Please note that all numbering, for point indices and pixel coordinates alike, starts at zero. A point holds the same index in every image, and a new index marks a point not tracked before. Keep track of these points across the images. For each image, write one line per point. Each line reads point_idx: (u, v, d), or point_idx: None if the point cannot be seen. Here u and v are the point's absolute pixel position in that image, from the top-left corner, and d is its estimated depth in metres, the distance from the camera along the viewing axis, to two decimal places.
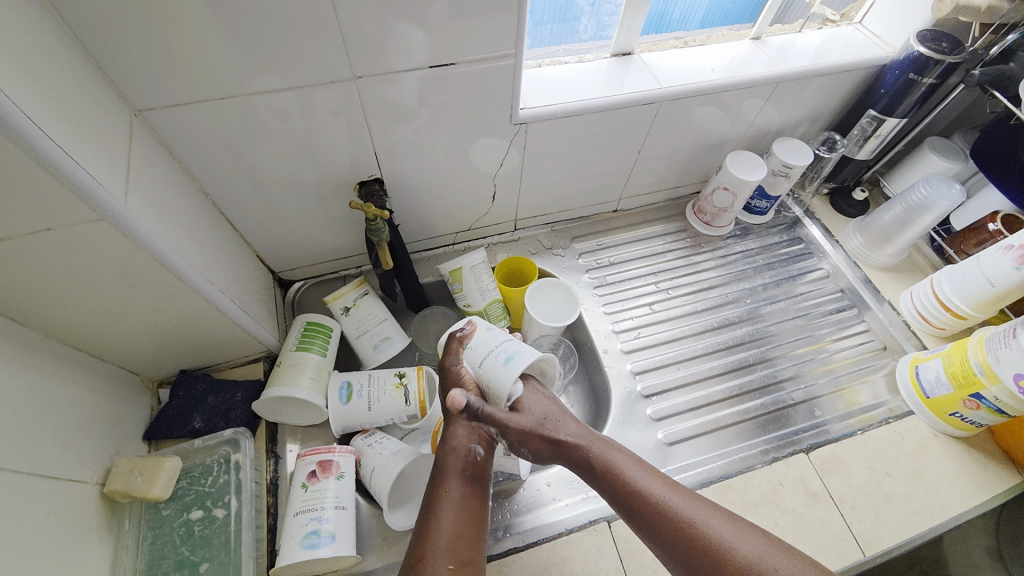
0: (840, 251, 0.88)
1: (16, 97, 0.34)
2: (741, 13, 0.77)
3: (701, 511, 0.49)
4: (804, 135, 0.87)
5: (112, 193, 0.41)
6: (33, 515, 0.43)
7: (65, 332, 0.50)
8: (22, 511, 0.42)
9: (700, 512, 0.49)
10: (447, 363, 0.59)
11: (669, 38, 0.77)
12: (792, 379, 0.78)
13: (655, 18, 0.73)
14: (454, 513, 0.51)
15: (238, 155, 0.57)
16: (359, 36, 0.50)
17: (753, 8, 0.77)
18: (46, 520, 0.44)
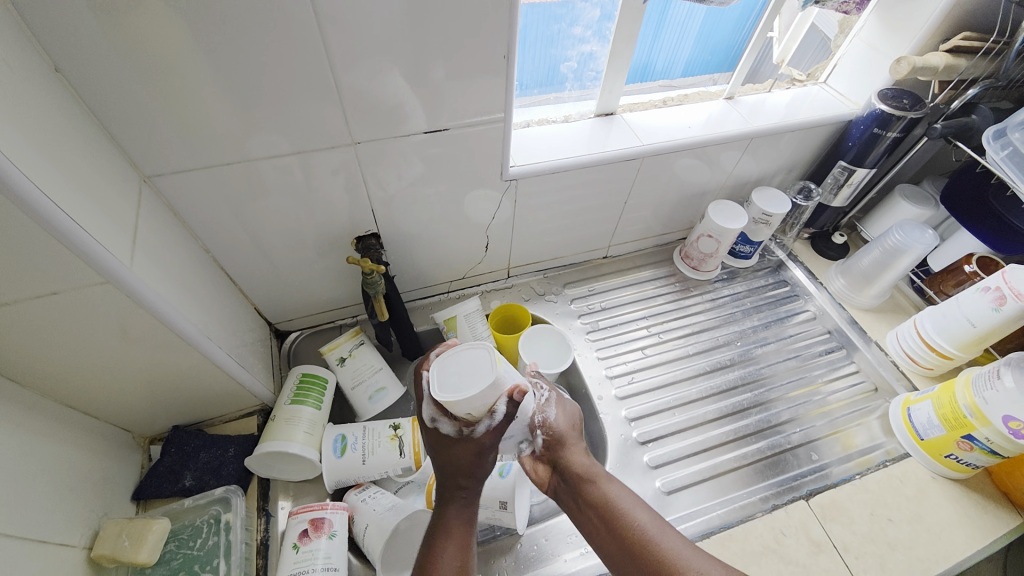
0: (824, 292, 0.91)
1: (39, 174, 0.36)
2: (720, 64, 0.84)
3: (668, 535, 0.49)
4: (781, 184, 0.92)
5: (119, 256, 0.43)
6: None
7: (62, 391, 0.51)
8: None
9: (666, 531, 0.50)
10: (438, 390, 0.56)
11: (656, 86, 0.84)
12: (789, 423, 0.78)
13: (640, 69, 0.80)
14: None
15: (240, 215, 0.59)
16: (358, 105, 0.54)
17: (731, 59, 0.84)
18: None
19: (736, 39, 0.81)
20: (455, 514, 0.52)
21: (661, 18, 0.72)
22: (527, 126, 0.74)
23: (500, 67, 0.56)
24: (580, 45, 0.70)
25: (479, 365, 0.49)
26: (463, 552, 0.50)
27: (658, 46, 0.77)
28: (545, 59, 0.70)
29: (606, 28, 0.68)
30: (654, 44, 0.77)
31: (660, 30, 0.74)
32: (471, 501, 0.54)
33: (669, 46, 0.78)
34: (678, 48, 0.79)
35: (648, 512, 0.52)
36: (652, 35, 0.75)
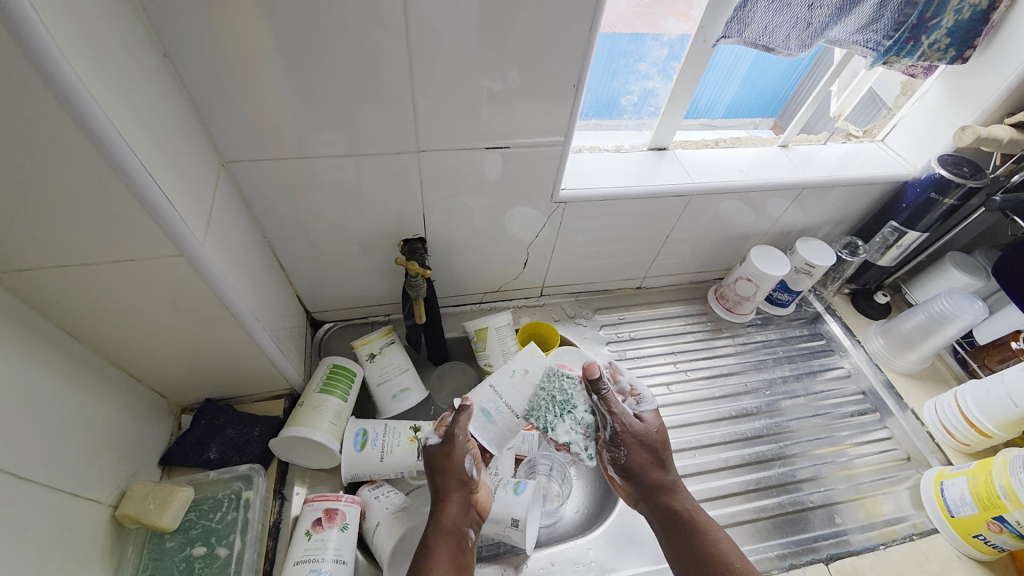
0: (861, 350, 0.89)
1: (139, 148, 0.39)
2: (763, 108, 0.85)
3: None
4: (826, 237, 0.91)
5: (194, 232, 0.45)
6: (48, 531, 0.43)
7: (115, 351, 0.53)
8: (40, 526, 0.42)
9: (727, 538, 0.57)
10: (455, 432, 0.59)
11: (697, 125, 0.84)
12: (811, 481, 0.76)
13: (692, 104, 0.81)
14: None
15: (299, 204, 0.62)
16: (427, 114, 0.56)
17: (775, 105, 0.85)
18: (58, 537, 0.44)
19: (783, 87, 0.82)
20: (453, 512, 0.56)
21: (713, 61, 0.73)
22: (579, 152, 0.76)
23: (567, 94, 0.57)
24: (643, 81, 0.71)
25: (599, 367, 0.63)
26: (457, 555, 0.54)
27: (705, 86, 0.77)
28: (607, 90, 0.72)
29: (671, 67, 0.69)
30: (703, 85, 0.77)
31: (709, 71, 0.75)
32: (467, 507, 0.58)
33: (716, 86, 0.78)
34: (723, 91, 0.80)
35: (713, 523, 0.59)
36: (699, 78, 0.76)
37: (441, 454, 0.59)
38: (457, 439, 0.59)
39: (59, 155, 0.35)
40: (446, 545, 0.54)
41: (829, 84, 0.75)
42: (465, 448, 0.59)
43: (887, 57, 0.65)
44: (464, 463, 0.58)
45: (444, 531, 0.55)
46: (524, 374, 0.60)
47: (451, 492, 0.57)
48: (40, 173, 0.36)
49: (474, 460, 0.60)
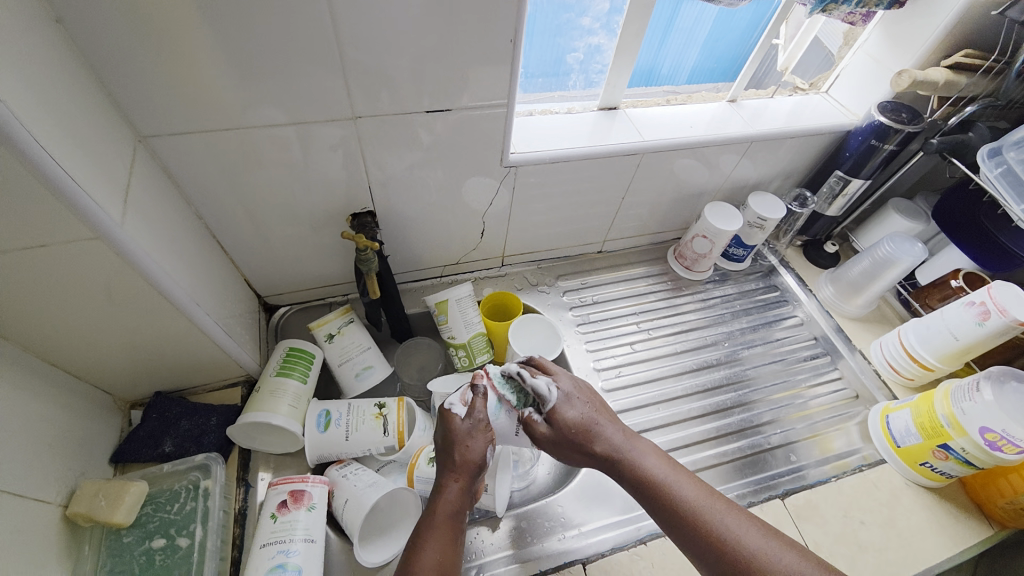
0: (813, 299, 0.92)
1: (31, 119, 0.35)
2: (724, 72, 0.84)
3: (719, 506, 0.50)
4: (778, 191, 0.93)
5: (111, 213, 0.41)
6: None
7: (43, 346, 0.49)
8: None
9: (704, 494, 0.51)
10: (475, 413, 0.55)
11: (659, 91, 0.84)
12: (770, 424, 0.79)
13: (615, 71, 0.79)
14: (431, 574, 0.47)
15: (237, 181, 0.59)
16: (361, 76, 0.53)
17: (736, 67, 0.84)
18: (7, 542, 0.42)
19: (742, 50, 0.81)
20: (455, 498, 0.53)
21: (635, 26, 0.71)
22: (530, 115, 0.74)
23: (506, 52, 0.55)
24: (588, 37, 0.68)
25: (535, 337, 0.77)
26: (446, 551, 0.50)
27: (665, 51, 0.77)
28: (551, 49, 0.68)
29: (615, 21, 0.66)
30: (660, 49, 0.77)
31: (666, 35, 0.74)
32: (467, 495, 0.54)
33: (674, 51, 0.77)
34: (685, 55, 0.79)
35: (684, 479, 0.53)
36: (659, 40, 0.75)
37: (462, 431, 0.54)
38: (476, 416, 0.55)
39: None
40: (443, 529, 0.51)
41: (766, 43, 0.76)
42: (487, 432, 0.55)
43: (826, 3, 0.65)
44: (483, 449, 0.54)
45: (443, 510, 0.52)
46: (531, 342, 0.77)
47: (462, 474, 0.53)
48: None
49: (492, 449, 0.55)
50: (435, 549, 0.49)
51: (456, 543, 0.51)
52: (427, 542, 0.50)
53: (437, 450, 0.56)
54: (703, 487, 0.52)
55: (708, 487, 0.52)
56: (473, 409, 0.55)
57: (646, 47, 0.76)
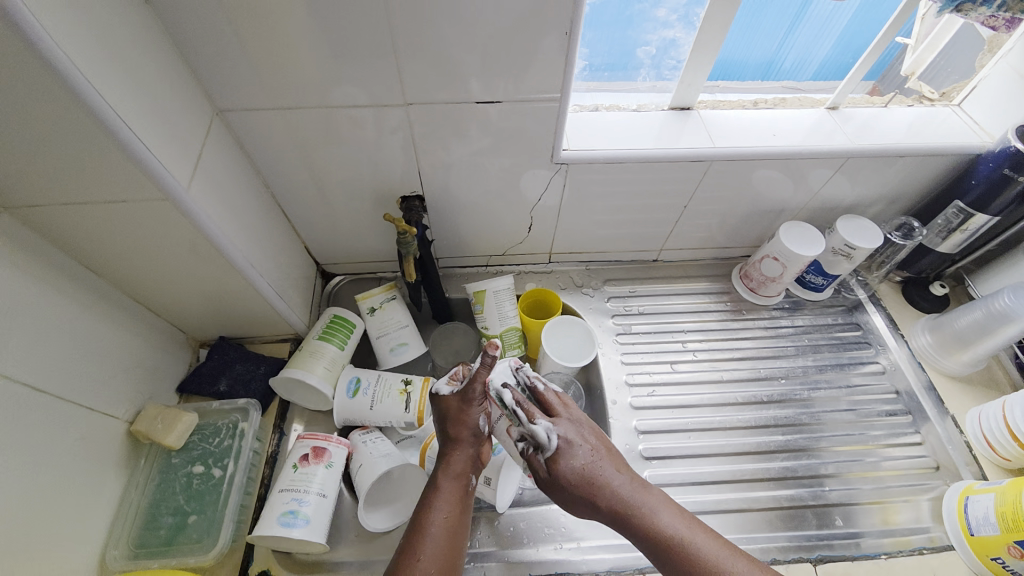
0: (904, 347, 0.79)
1: (115, 95, 0.40)
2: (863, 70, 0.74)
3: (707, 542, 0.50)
4: (878, 216, 0.80)
5: (179, 179, 0.47)
6: (57, 437, 0.49)
7: (129, 285, 0.58)
8: (45, 434, 0.48)
9: (688, 526, 0.51)
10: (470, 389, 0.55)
11: (778, 88, 0.75)
12: (834, 478, 0.70)
13: (721, 63, 0.72)
14: (441, 537, 0.50)
15: (299, 157, 0.63)
16: (412, 65, 0.54)
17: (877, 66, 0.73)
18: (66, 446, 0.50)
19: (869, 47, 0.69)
20: (460, 461, 0.55)
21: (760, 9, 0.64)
22: (596, 110, 0.70)
23: (560, 44, 0.53)
24: (662, 30, 0.63)
25: (571, 341, 0.75)
26: (454, 512, 0.53)
27: (790, 44, 0.69)
28: (620, 41, 0.64)
29: (694, 13, 0.60)
30: (786, 40, 0.68)
31: (796, 24, 0.66)
32: (473, 462, 0.56)
33: (803, 41, 0.69)
34: (815, 48, 0.70)
35: (671, 511, 0.52)
36: (785, 32, 0.67)
37: (457, 406, 0.56)
38: (473, 391, 0.55)
39: (41, 101, 0.36)
40: (451, 493, 0.54)
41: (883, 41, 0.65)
42: (482, 403, 0.56)
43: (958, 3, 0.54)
44: (479, 418, 0.56)
45: (450, 473, 0.55)
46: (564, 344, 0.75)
47: (463, 442, 0.56)
48: (27, 116, 0.37)
49: (490, 417, 0.57)
50: (444, 512, 0.52)
51: (463, 503, 0.54)
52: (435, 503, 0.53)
53: (437, 425, 0.59)
54: (689, 520, 0.51)
55: (725, 540, 0.50)
56: (472, 381, 0.56)
57: (768, 38, 0.68)
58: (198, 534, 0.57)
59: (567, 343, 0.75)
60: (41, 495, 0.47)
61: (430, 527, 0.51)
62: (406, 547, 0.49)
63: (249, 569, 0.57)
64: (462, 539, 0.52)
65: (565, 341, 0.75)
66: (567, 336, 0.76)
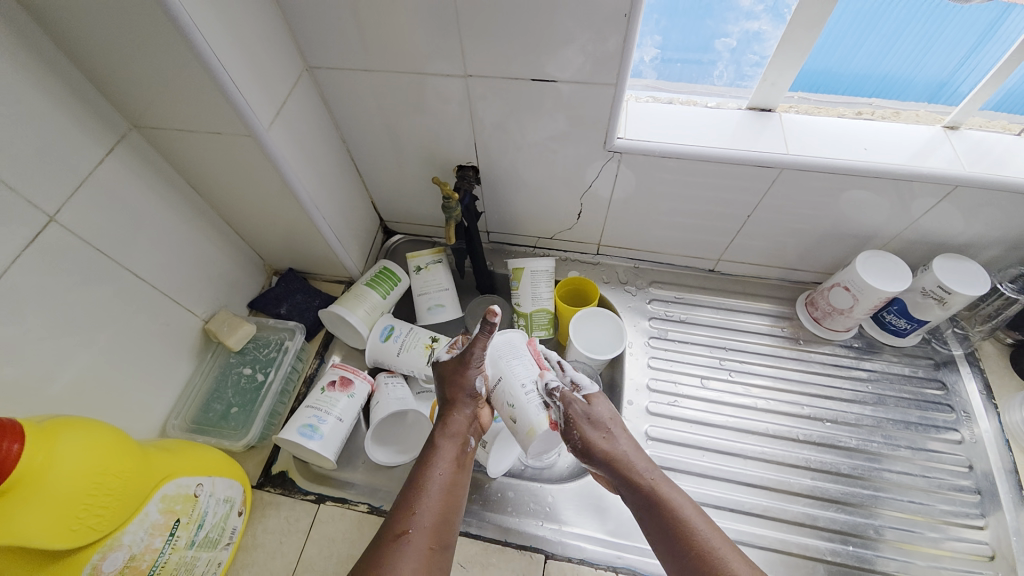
0: (992, 419, 0.68)
1: (219, 42, 0.47)
2: None
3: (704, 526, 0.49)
4: (993, 263, 0.68)
5: (262, 120, 0.55)
6: (145, 318, 0.61)
7: (222, 208, 0.69)
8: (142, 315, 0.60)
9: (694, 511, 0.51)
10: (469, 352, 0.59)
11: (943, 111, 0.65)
12: (863, 541, 0.63)
13: (881, 78, 0.62)
14: (438, 494, 0.52)
15: (372, 118, 0.69)
16: (474, 39, 0.56)
17: None
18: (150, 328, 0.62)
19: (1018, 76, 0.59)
20: (458, 421, 0.58)
21: (942, 20, 0.55)
22: (670, 104, 0.68)
23: (619, 28, 0.52)
24: (746, 21, 0.59)
25: (597, 332, 0.75)
26: (453, 471, 0.54)
27: (973, 62, 0.58)
28: (697, 32, 0.61)
29: (784, 5, 0.55)
30: (969, 59, 0.58)
31: (982, 42, 0.56)
32: (469, 425, 0.58)
33: (988, 63, 0.58)
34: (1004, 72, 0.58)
35: (682, 495, 0.52)
36: (966, 48, 0.57)
37: (455, 368, 0.60)
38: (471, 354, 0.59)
39: (162, 41, 0.45)
40: (450, 452, 0.55)
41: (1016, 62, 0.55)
42: (479, 366, 0.58)
43: None
44: (474, 380, 0.58)
45: (449, 432, 0.57)
46: (589, 333, 0.75)
47: (459, 402, 0.58)
48: (154, 53, 0.46)
49: (485, 379, 0.58)
50: (442, 471, 0.54)
51: (460, 464, 0.55)
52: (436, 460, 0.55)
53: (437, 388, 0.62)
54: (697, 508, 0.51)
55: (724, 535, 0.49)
56: (471, 346, 0.59)
57: (945, 54, 0.58)
58: (236, 424, 0.67)
59: (592, 333, 0.75)
60: (127, 358, 0.59)
61: (428, 482, 0.52)
62: (405, 504, 0.51)
63: (272, 466, 0.67)
64: (461, 501, 0.53)
65: (591, 331, 0.75)
66: (593, 325, 0.75)
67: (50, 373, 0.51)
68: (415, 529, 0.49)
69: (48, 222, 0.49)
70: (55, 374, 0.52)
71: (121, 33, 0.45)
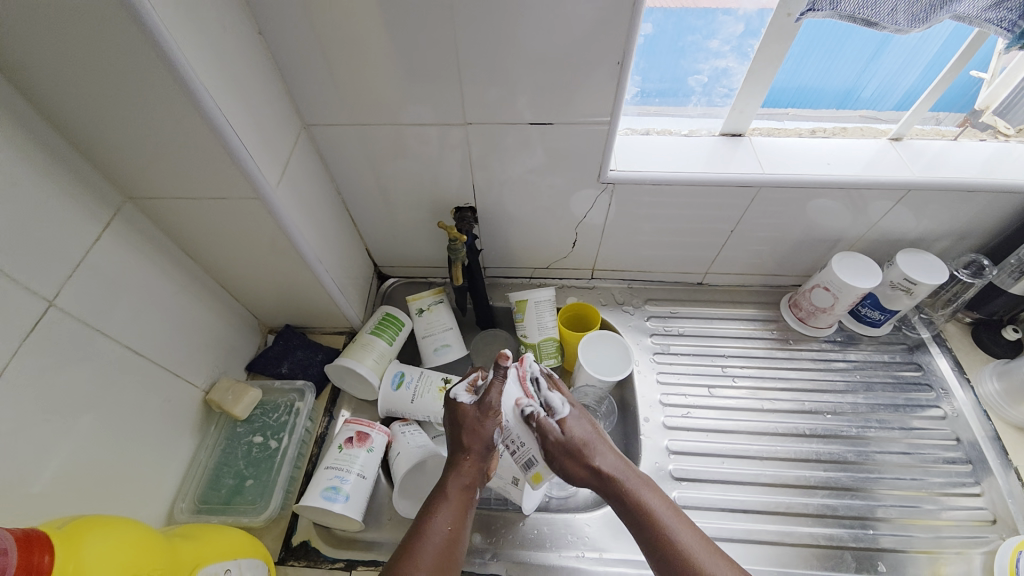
0: (970, 393, 0.75)
1: (229, 108, 0.47)
2: (953, 102, 0.71)
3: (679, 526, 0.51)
4: (945, 253, 0.76)
5: (269, 180, 0.54)
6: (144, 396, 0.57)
7: (217, 271, 0.66)
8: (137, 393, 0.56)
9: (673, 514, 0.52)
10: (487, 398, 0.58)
11: (856, 116, 0.73)
12: (881, 522, 0.67)
13: (796, 90, 0.71)
14: (442, 546, 0.51)
15: (368, 168, 0.70)
16: (474, 88, 0.58)
17: (967, 98, 0.70)
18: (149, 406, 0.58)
19: (906, 81, 0.68)
20: (470, 469, 0.57)
21: (840, 39, 0.62)
22: (646, 134, 0.73)
23: (612, 72, 0.56)
24: (715, 59, 0.65)
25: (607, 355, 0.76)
26: (457, 521, 0.53)
27: (874, 71, 0.66)
28: (672, 69, 0.67)
29: (748, 45, 0.62)
30: (869, 68, 0.66)
31: (880, 53, 0.63)
32: (478, 475, 0.58)
33: (892, 68, 0.66)
34: (900, 76, 0.67)
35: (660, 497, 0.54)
36: (868, 61, 0.64)
37: (473, 413, 0.59)
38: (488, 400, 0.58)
39: (172, 111, 0.44)
40: (456, 501, 0.55)
41: (948, 81, 0.63)
42: (498, 416, 0.58)
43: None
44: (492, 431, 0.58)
45: (457, 481, 0.56)
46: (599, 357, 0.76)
47: (472, 451, 0.58)
48: (162, 124, 0.45)
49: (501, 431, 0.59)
50: (449, 519, 0.53)
51: (466, 515, 0.55)
52: (441, 509, 0.53)
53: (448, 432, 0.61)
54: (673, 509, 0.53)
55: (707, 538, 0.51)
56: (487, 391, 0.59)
57: (850, 66, 0.66)
58: (252, 497, 0.64)
59: (603, 358, 0.76)
60: (127, 444, 0.55)
61: (433, 534, 0.51)
62: (406, 557, 0.49)
63: (292, 537, 0.63)
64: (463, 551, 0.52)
65: (601, 356, 0.76)
66: (602, 350, 0.76)
67: (32, 468, 0.45)
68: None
69: (48, 307, 0.46)
70: (37, 468, 0.46)
71: (128, 107, 0.44)
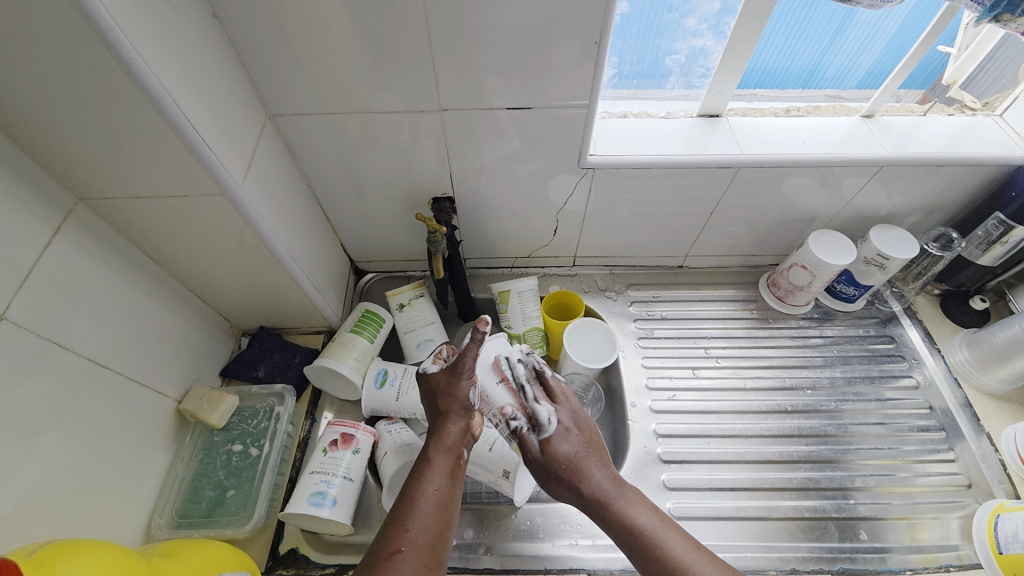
0: (940, 362, 0.78)
1: (186, 100, 0.44)
2: (913, 79, 0.72)
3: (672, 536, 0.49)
4: (915, 227, 0.79)
5: (234, 177, 0.51)
6: (111, 410, 0.54)
7: (183, 274, 0.63)
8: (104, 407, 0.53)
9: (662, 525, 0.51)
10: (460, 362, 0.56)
11: (820, 95, 0.74)
12: (860, 491, 0.69)
13: (762, 71, 0.71)
14: (432, 509, 0.48)
15: (340, 159, 0.67)
16: (448, 74, 0.56)
17: (926, 76, 0.71)
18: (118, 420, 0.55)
19: (866, 59, 0.69)
20: (454, 430, 0.55)
21: (805, 15, 0.62)
22: (624, 117, 0.72)
23: (591, 53, 0.54)
24: (692, 39, 0.64)
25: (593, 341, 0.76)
26: (446, 483, 0.51)
27: (836, 49, 0.67)
28: (650, 49, 0.66)
29: (724, 22, 0.61)
30: (830, 46, 0.66)
31: (842, 30, 0.64)
32: (461, 436, 0.55)
33: (851, 47, 0.67)
34: (861, 55, 0.68)
35: (649, 509, 0.52)
36: (831, 37, 0.65)
37: (448, 380, 0.57)
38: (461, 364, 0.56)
39: (122, 104, 0.41)
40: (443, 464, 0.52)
41: (916, 57, 0.64)
42: (472, 377, 0.57)
43: (998, 12, 0.46)
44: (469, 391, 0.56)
45: (441, 446, 0.54)
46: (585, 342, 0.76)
47: (453, 415, 0.56)
48: (111, 117, 0.42)
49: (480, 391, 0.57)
50: (436, 484, 0.51)
51: (455, 479, 0.52)
52: (427, 474, 0.51)
53: (427, 406, 0.59)
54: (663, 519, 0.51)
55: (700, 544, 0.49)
56: (461, 355, 0.56)
57: (813, 45, 0.66)
58: (235, 507, 0.62)
59: (589, 345, 0.76)
60: (97, 461, 0.52)
61: (422, 497, 0.49)
62: (395, 523, 0.47)
63: (279, 546, 0.61)
64: (456, 510, 0.50)
65: (587, 343, 0.76)
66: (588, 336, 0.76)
67: None
68: (409, 547, 0.44)
69: None
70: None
71: (72, 101, 0.40)
